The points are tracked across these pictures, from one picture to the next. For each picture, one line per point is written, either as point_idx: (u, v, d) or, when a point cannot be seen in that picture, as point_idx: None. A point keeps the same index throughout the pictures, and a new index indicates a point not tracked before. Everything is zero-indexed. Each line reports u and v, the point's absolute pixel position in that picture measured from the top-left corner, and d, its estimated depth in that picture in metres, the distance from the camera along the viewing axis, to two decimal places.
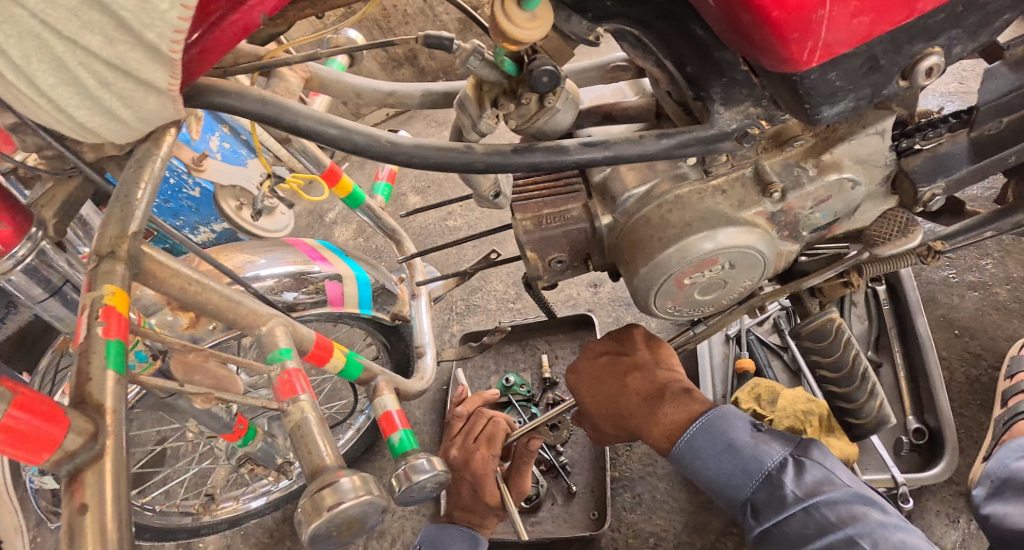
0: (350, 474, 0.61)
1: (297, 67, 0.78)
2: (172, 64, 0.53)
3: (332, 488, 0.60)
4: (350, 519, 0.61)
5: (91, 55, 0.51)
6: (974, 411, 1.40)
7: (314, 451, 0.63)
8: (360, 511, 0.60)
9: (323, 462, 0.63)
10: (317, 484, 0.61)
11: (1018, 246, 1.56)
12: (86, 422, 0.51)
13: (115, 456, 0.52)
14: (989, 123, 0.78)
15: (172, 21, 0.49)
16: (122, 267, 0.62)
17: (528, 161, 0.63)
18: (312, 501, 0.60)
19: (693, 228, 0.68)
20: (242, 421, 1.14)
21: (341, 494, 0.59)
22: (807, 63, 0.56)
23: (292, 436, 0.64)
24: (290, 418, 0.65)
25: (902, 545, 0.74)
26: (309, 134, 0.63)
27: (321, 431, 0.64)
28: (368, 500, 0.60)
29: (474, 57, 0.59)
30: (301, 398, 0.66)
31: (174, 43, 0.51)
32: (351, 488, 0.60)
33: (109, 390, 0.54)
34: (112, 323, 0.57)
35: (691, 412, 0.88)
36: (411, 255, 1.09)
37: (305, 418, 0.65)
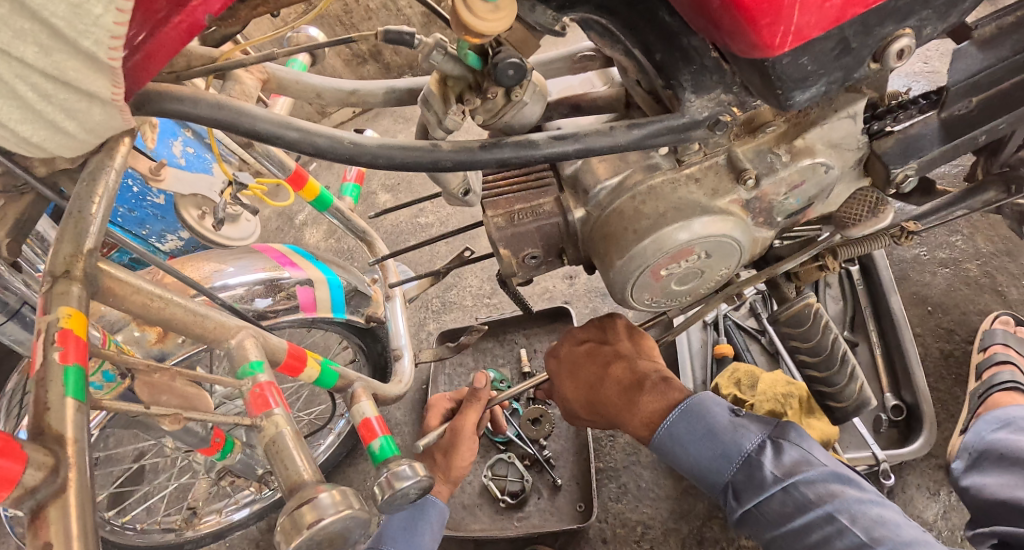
0: (329, 490, 0.58)
1: (253, 70, 0.77)
2: (113, 72, 0.50)
3: (311, 504, 0.57)
4: (332, 536, 0.57)
5: (25, 67, 0.48)
6: (949, 385, 1.42)
7: (291, 466, 0.60)
8: (343, 526, 0.57)
9: (301, 477, 0.59)
10: (296, 501, 0.57)
11: (985, 221, 1.58)
12: (46, 454, 0.48)
13: (79, 489, 0.49)
14: (959, 104, 0.78)
15: (108, 26, 0.46)
16: (78, 287, 0.58)
17: (497, 157, 0.61)
18: (291, 519, 0.56)
19: (667, 219, 0.67)
20: (219, 433, 1.09)
21: (321, 510, 0.56)
22: (778, 47, 0.55)
23: (268, 453, 0.62)
24: (264, 434, 0.62)
25: (879, 520, 0.75)
26: (269, 138, 0.60)
27: (297, 445, 0.62)
28: (349, 515, 0.57)
29: (437, 52, 0.57)
30: (275, 412, 0.63)
31: (113, 50, 0.48)
32: (331, 503, 0.57)
33: (68, 419, 0.51)
34: (70, 347, 0.54)
35: (672, 401, 0.87)
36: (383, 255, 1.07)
37: (279, 433, 0.62)
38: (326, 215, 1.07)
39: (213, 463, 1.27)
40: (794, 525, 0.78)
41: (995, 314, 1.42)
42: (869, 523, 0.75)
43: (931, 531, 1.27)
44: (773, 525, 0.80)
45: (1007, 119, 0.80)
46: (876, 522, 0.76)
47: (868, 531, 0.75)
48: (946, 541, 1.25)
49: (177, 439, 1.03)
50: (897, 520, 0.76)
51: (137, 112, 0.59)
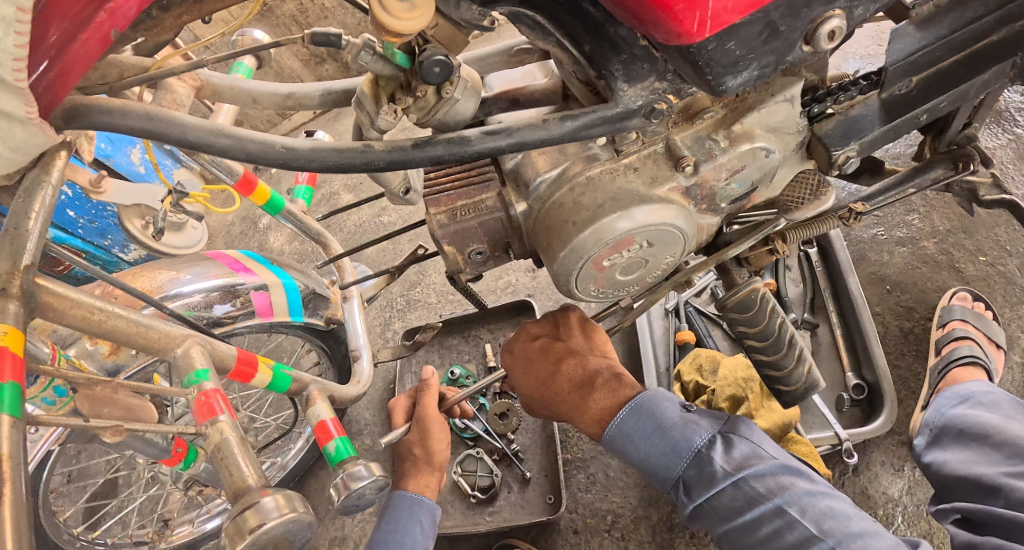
0: (273, 493, 0.57)
1: (186, 77, 0.73)
2: (24, 91, 0.49)
3: (254, 508, 0.56)
4: (277, 539, 0.56)
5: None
6: (910, 361, 1.44)
7: (235, 472, 0.59)
8: (285, 530, 0.56)
9: (246, 482, 0.59)
10: (240, 505, 0.57)
11: (941, 199, 1.61)
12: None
13: (14, 503, 0.48)
14: (899, 83, 0.79)
15: (8, 49, 0.46)
16: (15, 304, 0.56)
17: (429, 154, 0.61)
18: (234, 523, 0.56)
19: (607, 209, 0.67)
20: (180, 444, 1.04)
21: (264, 513, 0.55)
22: (699, 34, 0.55)
23: (213, 459, 0.61)
24: (209, 442, 0.61)
25: (828, 512, 0.77)
26: (198, 146, 0.59)
27: (243, 452, 0.60)
28: (293, 518, 0.56)
29: (365, 52, 0.56)
30: (220, 419, 0.62)
31: (19, 72, 0.47)
32: (275, 507, 0.56)
33: (5, 435, 0.50)
34: (6, 364, 0.52)
35: (622, 398, 0.87)
36: (336, 257, 1.05)
37: (225, 439, 0.61)
38: (279, 219, 1.05)
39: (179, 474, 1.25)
40: (745, 519, 0.79)
41: (953, 291, 1.45)
42: (818, 516, 0.77)
43: (896, 506, 1.29)
44: (724, 519, 0.81)
45: (946, 98, 0.81)
46: (825, 514, 0.77)
47: (818, 523, 0.77)
48: (911, 515, 1.27)
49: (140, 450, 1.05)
50: (846, 511, 0.78)
51: (63, 127, 0.57)
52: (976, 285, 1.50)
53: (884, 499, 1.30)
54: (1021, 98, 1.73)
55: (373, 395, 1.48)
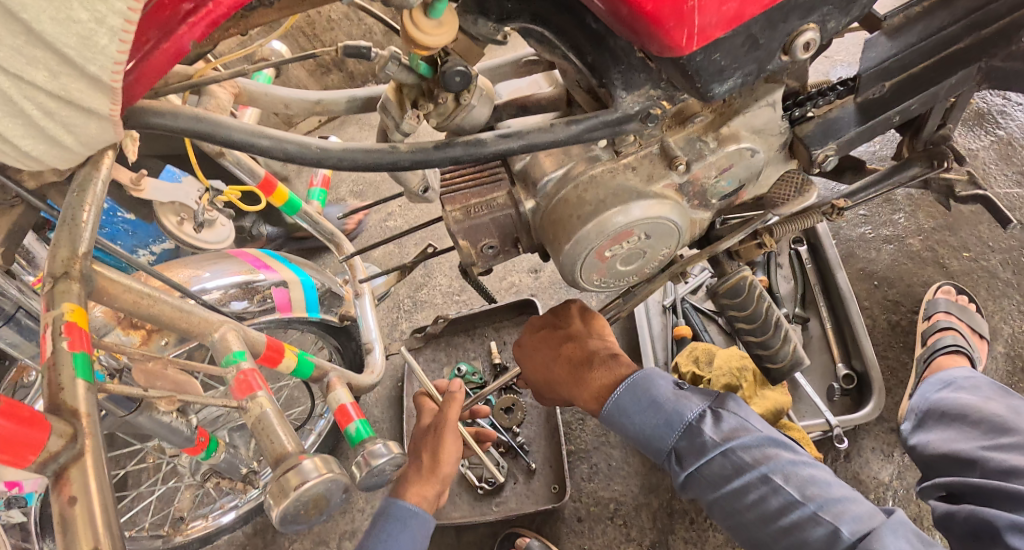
0: (311, 457, 0.63)
1: (226, 84, 0.81)
2: (113, 91, 0.54)
3: (296, 470, 0.62)
4: (316, 498, 0.63)
5: (33, 88, 0.53)
6: (897, 352, 1.52)
7: (274, 440, 0.64)
8: (325, 488, 0.63)
9: (285, 449, 0.64)
10: (279, 468, 0.63)
11: (925, 199, 1.68)
12: (65, 424, 0.53)
13: (95, 453, 0.53)
14: (873, 89, 0.86)
15: (112, 55, 0.51)
16: (78, 286, 0.62)
17: (449, 155, 0.68)
18: (278, 484, 0.62)
19: (608, 204, 0.74)
20: (203, 433, 1.11)
21: (305, 474, 0.62)
22: (687, 47, 0.62)
23: (252, 430, 0.66)
24: (249, 415, 0.66)
25: (809, 479, 0.83)
26: (241, 147, 0.65)
27: (281, 422, 0.65)
28: (331, 478, 0.63)
29: (392, 63, 0.63)
30: (258, 395, 0.67)
31: (116, 74, 0.53)
32: (314, 468, 0.63)
33: (80, 396, 0.55)
34: (76, 337, 0.58)
35: (618, 374, 0.95)
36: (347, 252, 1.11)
37: (264, 412, 0.66)
38: (295, 219, 1.12)
39: (198, 467, 1.30)
40: (733, 485, 0.85)
41: (937, 285, 1.52)
42: (802, 483, 0.83)
43: (887, 490, 1.36)
44: (713, 486, 0.87)
45: (916, 100, 0.88)
46: (807, 481, 0.83)
47: (801, 489, 0.82)
48: (901, 498, 1.34)
49: (163, 438, 1.06)
50: (826, 478, 0.84)
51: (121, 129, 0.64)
52: (960, 279, 1.58)
53: (874, 484, 1.37)
54: (1001, 101, 1.81)
55: (382, 392, 1.54)
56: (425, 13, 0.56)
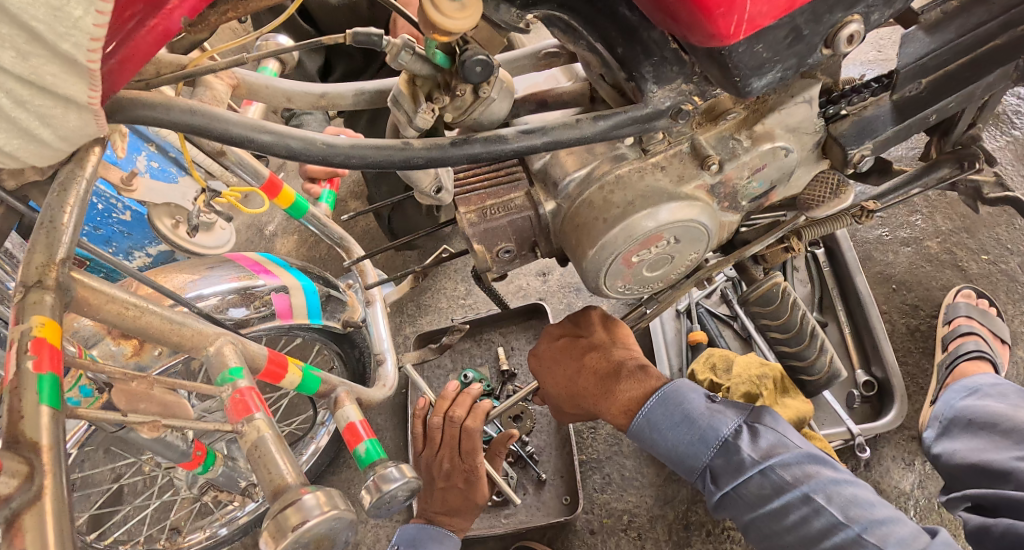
0: (314, 491, 0.58)
1: (223, 75, 0.75)
2: (92, 75, 0.49)
3: (295, 506, 0.57)
4: (318, 537, 0.58)
5: (0, 72, 0.47)
6: (917, 358, 1.47)
7: (274, 470, 0.59)
8: (328, 527, 0.58)
9: (284, 480, 0.59)
10: (279, 503, 0.58)
11: (943, 200, 1.63)
12: (19, 462, 0.47)
13: (55, 495, 0.48)
14: (910, 86, 0.81)
15: (88, 29, 0.46)
16: (52, 295, 0.56)
17: (467, 153, 0.63)
18: (276, 522, 0.57)
19: (636, 206, 0.69)
20: (200, 446, 1.06)
21: (306, 511, 0.57)
22: (734, 36, 0.57)
23: (249, 456, 0.61)
24: (246, 440, 0.62)
25: (853, 499, 0.79)
26: (241, 142, 0.60)
27: (280, 449, 0.61)
28: (334, 516, 0.58)
29: (405, 52, 0.59)
30: (256, 417, 0.62)
31: (92, 53, 0.47)
32: (315, 504, 0.57)
33: (43, 427, 0.50)
34: (44, 356, 0.53)
35: (648, 387, 0.90)
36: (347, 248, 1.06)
37: (261, 437, 0.61)
38: (302, 222, 1.06)
39: (194, 479, 1.24)
40: (772, 506, 0.81)
41: (957, 289, 1.47)
42: (845, 502, 0.79)
43: (909, 500, 1.30)
44: (751, 507, 0.83)
45: (954, 99, 0.84)
46: (850, 501, 0.79)
47: (844, 509, 0.79)
48: (923, 509, 1.29)
49: (157, 453, 0.99)
50: (869, 498, 0.80)
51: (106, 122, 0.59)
52: (980, 283, 1.53)
53: (896, 494, 1.32)
54: (1019, 101, 1.76)
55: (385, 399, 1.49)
56: None
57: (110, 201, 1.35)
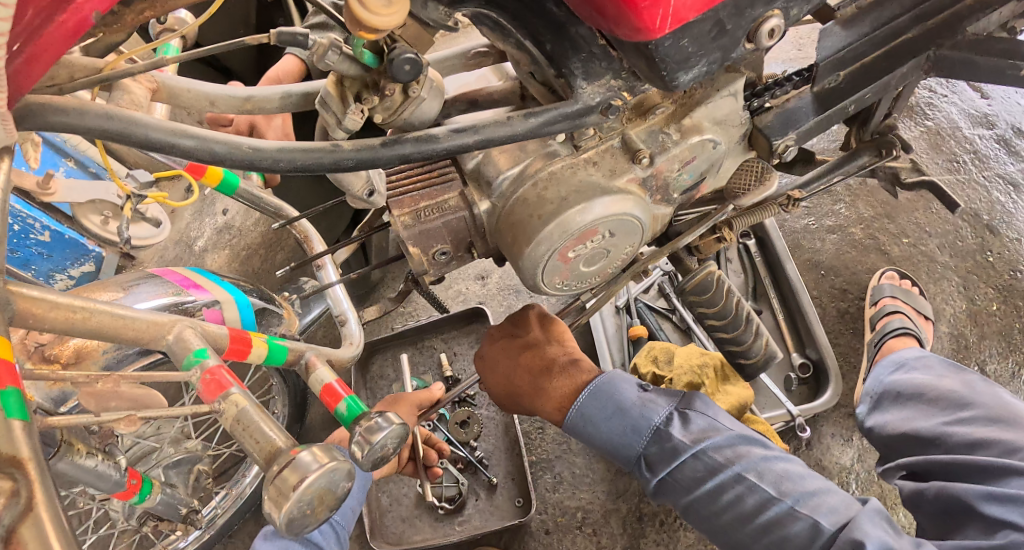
0: (307, 448, 0.55)
1: (141, 79, 0.70)
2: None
3: (292, 465, 0.54)
4: (320, 494, 0.55)
5: None
6: (848, 339, 1.52)
7: (262, 437, 0.56)
8: (326, 482, 0.55)
9: (275, 445, 0.56)
10: (273, 468, 0.55)
11: (863, 188, 1.71)
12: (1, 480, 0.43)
13: (48, 504, 0.45)
14: (829, 78, 0.85)
15: None
16: None
17: (398, 153, 0.62)
18: (274, 487, 0.54)
19: (569, 202, 0.69)
20: (135, 475, 1.01)
21: (304, 468, 0.54)
22: (660, 30, 0.58)
23: (233, 433, 0.57)
24: (226, 417, 0.57)
25: (783, 474, 0.82)
26: (162, 149, 0.57)
27: (265, 418, 0.57)
28: (332, 468, 0.55)
29: (332, 52, 0.57)
30: (232, 392, 0.58)
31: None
32: (312, 460, 0.55)
33: (19, 438, 0.46)
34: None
35: (579, 381, 0.90)
36: (295, 216, 1.00)
37: (242, 410, 0.57)
38: (235, 198, 0.95)
39: (132, 510, 1.17)
40: (707, 487, 0.83)
41: (881, 271, 1.54)
42: (776, 478, 0.81)
43: (850, 474, 1.35)
44: (687, 490, 0.84)
45: (871, 90, 0.88)
46: (781, 476, 0.82)
47: (777, 485, 0.81)
48: (864, 481, 1.34)
49: (90, 485, 0.94)
50: (800, 472, 0.83)
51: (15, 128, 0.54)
52: (902, 265, 1.61)
53: (837, 469, 1.35)
54: (929, 93, 1.86)
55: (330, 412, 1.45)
56: None
57: (27, 222, 1.26)
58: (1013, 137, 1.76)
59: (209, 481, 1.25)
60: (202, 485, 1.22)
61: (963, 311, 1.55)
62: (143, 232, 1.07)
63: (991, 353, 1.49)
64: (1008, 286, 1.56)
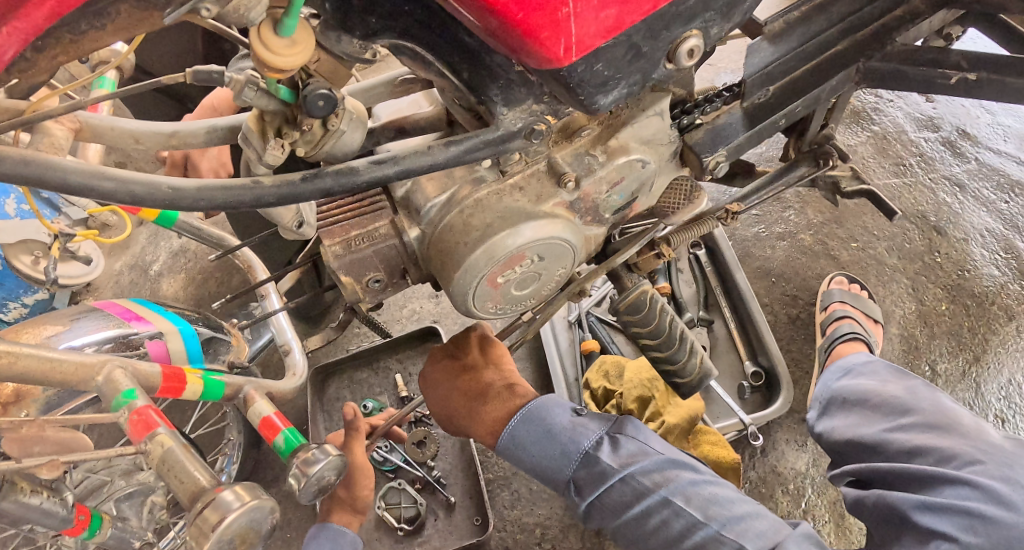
0: (231, 486, 0.55)
1: (62, 119, 0.67)
2: None
3: (213, 504, 0.53)
4: (242, 532, 0.54)
5: None
6: (800, 344, 1.55)
7: (187, 477, 0.55)
8: (250, 520, 0.54)
9: (199, 484, 0.55)
10: (197, 507, 0.54)
11: (811, 195, 1.75)
12: None
13: None
14: (758, 93, 0.87)
15: None
16: None
17: (319, 187, 0.61)
18: (195, 527, 0.53)
19: (495, 228, 0.69)
20: (84, 510, 0.99)
21: (225, 507, 0.53)
22: (566, 59, 0.58)
23: (158, 473, 0.56)
24: (152, 457, 0.57)
25: (711, 499, 0.83)
26: (78, 191, 0.56)
27: (190, 457, 0.56)
28: (256, 506, 0.54)
29: (248, 88, 0.57)
30: (159, 432, 0.57)
31: None
32: (234, 499, 0.54)
33: None
34: None
35: (512, 406, 0.90)
36: (235, 247, 1.01)
37: (168, 450, 0.56)
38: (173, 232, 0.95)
39: (84, 546, 1.15)
40: (635, 511, 0.83)
41: (830, 276, 1.58)
42: (704, 502, 0.83)
43: (805, 478, 1.37)
44: (615, 514, 0.85)
45: (800, 103, 0.89)
46: (708, 500, 0.83)
47: (703, 509, 0.82)
48: (819, 484, 1.36)
49: (36, 523, 0.91)
50: (727, 496, 0.84)
51: None
52: (852, 269, 1.65)
53: (793, 473, 1.37)
54: (874, 99, 1.91)
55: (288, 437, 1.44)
56: (276, 30, 0.49)
57: None
58: (958, 139, 1.81)
59: (163, 512, 1.23)
60: (155, 518, 1.20)
61: (912, 311, 1.58)
62: (73, 270, 1.04)
63: (941, 352, 1.53)
64: (956, 286, 1.60)
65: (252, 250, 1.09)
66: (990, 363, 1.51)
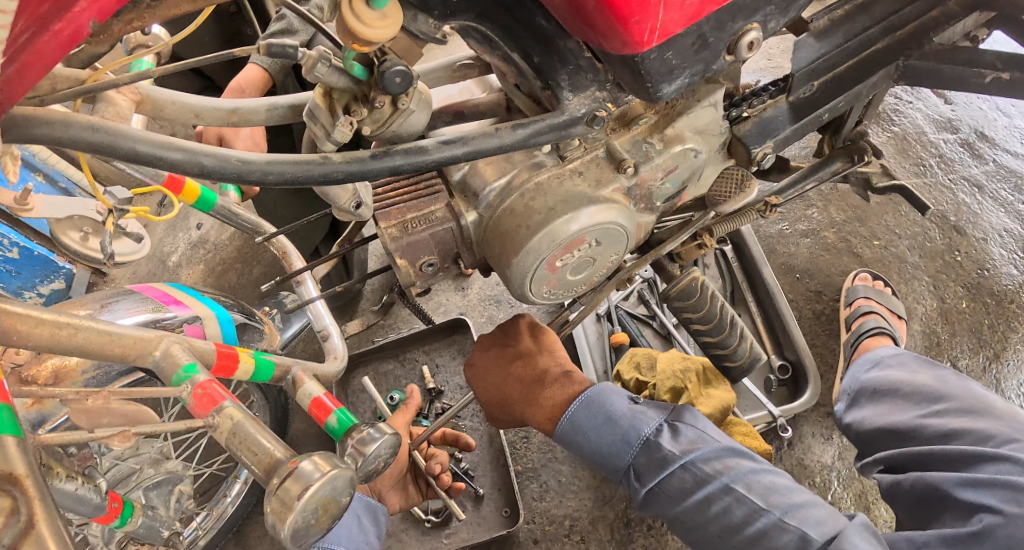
0: (308, 457, 0.55)
1: (125, 90, 0.67)
2: None
3: (293, 476, 0.54)
4: (324, 502, 0.55)
5: None
6: (824, 339, 1.55)
7: (260, 449, 0.55)
8: (330, 490, 0.55)
9: (273, 456, 0.55)
10: (274, 480, 0.54)
11: (834, 193, 1.75)
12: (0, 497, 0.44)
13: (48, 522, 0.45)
14: (804, 87, 0.87)
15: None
16: None
17: (388, 165, 0.62)
18: (277, 498, 0.54)
19: (557, 212, 0.69)
20: (116, 498, 0.96)
21: (306, 477, 0.54)
22: (647, 43, 0.59)
23: (229, 446, 0.56)
24: (221, 431, 0.57)
25: (771, 486, 0.84)
26: (149, 162, 0.56)
27: (261, 429, 0.57)
28: (335, 475, 0.55)
29: (322, 64, 0.57)
30: (226, 405, 0.57)
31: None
32: (314, 469, 0.54)
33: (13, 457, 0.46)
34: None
35: (572, 391, 0.91)
36: (275, 231, 1.00)
37: (237, 423, 0.56)
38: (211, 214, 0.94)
39: (112, 534, 1.14)
40: (695, 498, 0.84)
41: (855, 273, 1.58)
42: (764, 490, 0.83)
43: (831, 472, 1.37)
44: (675, 501, 0.86)
45: (844, 98, 0.90)
46: (769, 488, 0.84)
47: (764, 497, 0.83)
48: (845, 479, 1.36)
49: (69, 510, 0.87)
50: (788, 485, 0.85)
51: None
52: (874, 267, 1.65)
53: (819, 467, 1.37)
54: (895, 100, 1.92)
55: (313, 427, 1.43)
56: (367, 3, 0.50)
57: None
58: (976, 141, 1.82)
59: (191, 501, 1.22)
60: (183, 506, 1.19)
61: (934, 309, 1.59)
62: (124, 247, 1.03)
63: (962, 349, 1.53)
64: (977, 284, 1.60)
65: (286, 236, 1.08)
66: (1011, 361, 1.51)
